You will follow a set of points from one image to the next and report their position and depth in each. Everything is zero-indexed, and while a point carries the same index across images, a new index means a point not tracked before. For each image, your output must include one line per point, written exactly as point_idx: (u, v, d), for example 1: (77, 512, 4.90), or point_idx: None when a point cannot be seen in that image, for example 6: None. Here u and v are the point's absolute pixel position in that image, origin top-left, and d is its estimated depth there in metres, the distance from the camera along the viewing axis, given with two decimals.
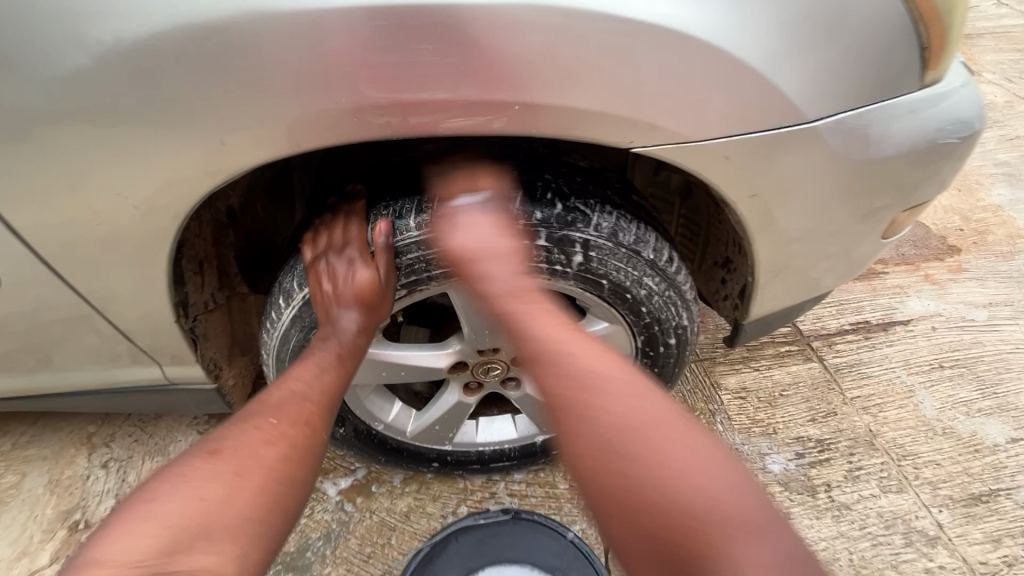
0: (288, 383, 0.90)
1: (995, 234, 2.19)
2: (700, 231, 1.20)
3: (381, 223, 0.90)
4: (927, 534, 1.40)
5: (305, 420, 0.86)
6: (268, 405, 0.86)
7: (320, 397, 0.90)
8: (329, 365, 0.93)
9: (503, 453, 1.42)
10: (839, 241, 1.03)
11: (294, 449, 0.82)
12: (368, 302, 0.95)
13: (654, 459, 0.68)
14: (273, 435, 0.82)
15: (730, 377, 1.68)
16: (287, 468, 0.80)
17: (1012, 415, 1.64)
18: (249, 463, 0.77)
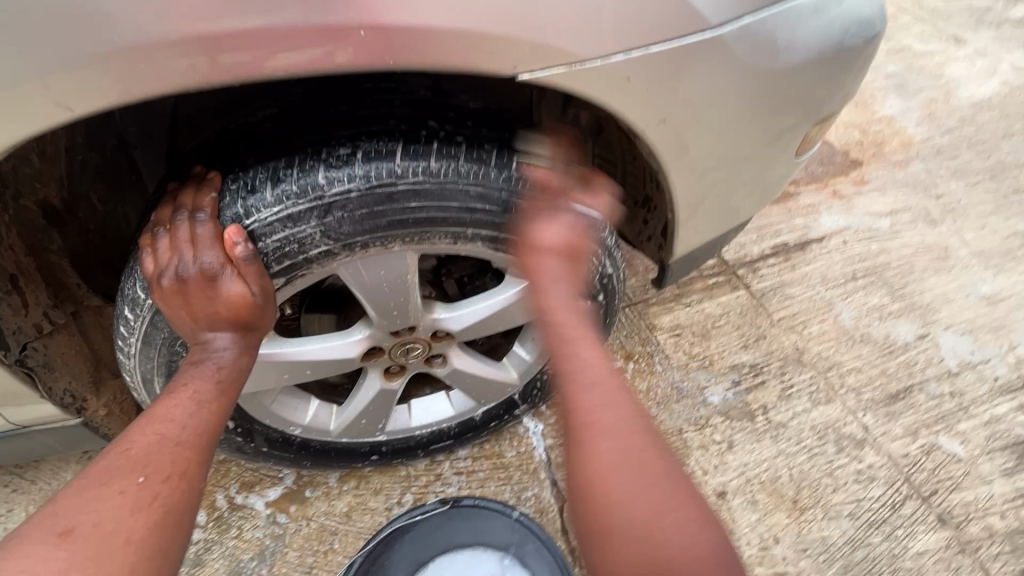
0: (150, 428, 0.72)
1: (891, 144, 2.29)
2: (616, 171, 1.11)
3: (234, 227, 0.73)
4: (855, 438, 1.47)
5: (183, 474, 0.69)
6: (131, 455, 0.68)
7: (203, 438, 0.74)
8: (205, 399, 0.76)
9: (442, 433, 1.33)
10: (753, 167, 0.99)
11: (173, 511, 0.66)
12: (245, 323, 0.79)
13: (643, 489, 0.65)
14: (144, 497, 0.65)
15: (664, 317, 1.67)
16: (162, 536, 0.65)
17: (918, 314, 1.74)
18: (113, 540, 0.61)
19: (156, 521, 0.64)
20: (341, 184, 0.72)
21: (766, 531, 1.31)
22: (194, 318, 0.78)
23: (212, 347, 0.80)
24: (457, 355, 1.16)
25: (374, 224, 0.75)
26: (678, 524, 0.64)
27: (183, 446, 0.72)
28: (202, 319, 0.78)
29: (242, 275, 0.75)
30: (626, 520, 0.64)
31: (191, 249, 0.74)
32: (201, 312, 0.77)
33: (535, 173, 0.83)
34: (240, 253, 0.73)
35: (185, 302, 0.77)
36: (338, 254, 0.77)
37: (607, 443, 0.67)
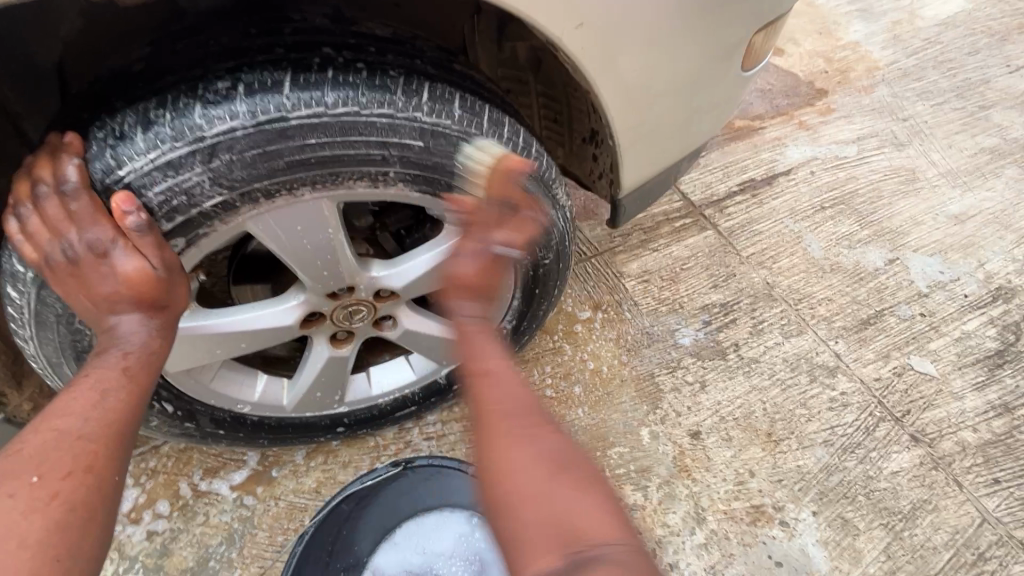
0: (48, 424, 0.64)
1: (856, 70, 2.21)
2: (561, 107, 1.03)
3: (123, 194, 0.64)
4: (828, 366, 1.45)
5: (91, 468, 0.63)
6: (34, 451, 0.62)
7: (116, 426, 0.66)
8: (109, 388, 0.67)
9: (406, 399, 1.28)
10: (693, 85, 0.93)
11: (77, 508, 0.60)
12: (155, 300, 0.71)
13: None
14: (45, 497, 0.59)
15: (631, 264, 1.61)
16: (68, 535, 0.59)
17: (887, 239, 1.71)
18: (5, 544, 0.56)
19: (56, 526, 0.58)
20: (222, 122, 0.65)
21: (741, 466, 1.29)
22: (96, 306, 0.70)
23: (120, 331, 0.71)
24: (406, 315, 1.10)
25: (269, 167, 0.68)
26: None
27: (89, 438, 0.64)
28: (106, 303, 0.70)
29: (136, 249, 0.67)
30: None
31: (74, 229, 0.66)
32: (102, 296, 0.70)
33: (451, 101, 0.76)
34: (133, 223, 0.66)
35: (88, 289, 0.69)
36: (238, 206, 0.70)
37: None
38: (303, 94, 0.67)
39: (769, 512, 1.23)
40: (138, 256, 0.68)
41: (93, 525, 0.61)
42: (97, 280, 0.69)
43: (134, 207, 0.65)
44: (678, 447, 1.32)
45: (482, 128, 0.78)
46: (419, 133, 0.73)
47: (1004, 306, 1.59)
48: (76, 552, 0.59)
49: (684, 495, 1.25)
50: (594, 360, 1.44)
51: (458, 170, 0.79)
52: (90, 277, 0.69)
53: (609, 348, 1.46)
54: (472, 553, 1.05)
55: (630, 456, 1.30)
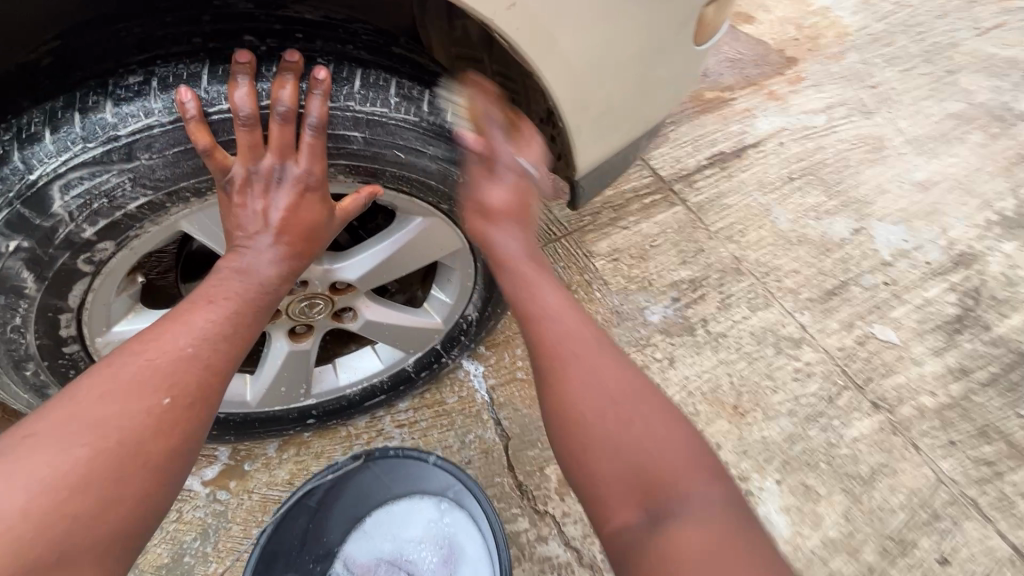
0: (184, 333, 0.67)
1: (826, 37, 2.18)
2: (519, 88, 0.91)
3: (319, 74, 0.67)
4: (793, 338, 1.47)
5: (171, 415, 0.63)
6: (114, 387, 0.62)
7: (203, 371, 0.67)
8: (242, 309, 0.72)
9: (374, 389, 1.26)
10: (642, 61, 0.92)
11: (147, 455, 0.60)
12: (239, 221, 0.72)
13: (620, 440, 0.65)
14: (148, 417, 0.62)
15: (601, 242, 1.60)
16: (169, 453, 0.62)
17: (853, 209, 1.72)
18: (112, 444, 0.59)
19: (170, 437, 0.62)
20: (136, 120, 0.63)
21: (708, 439, 1.32)
22: (288, 229, 0.73)
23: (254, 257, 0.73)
24: (366, 306, 1.09)
25: (193, 164, 0.66)
26: (661, 440, 0.65)
27: (178, 383, 0.65)
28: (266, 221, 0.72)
29: (311, 150, 0.70)
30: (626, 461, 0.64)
31: (278, 156, 0.69)
32: (284, 215, 0.72)
33: (385, 89, 0.74)
34: (208, 135, 0.64)
35: (289, 202, 0.72)
36: (166, 206, 0.68)
37: (594, 394, 0.68)
38: (221, 88, 0.65)
39: (734, 483, 1.26)
40: (215, 172, 0.67)
41: (194, 445, 0.65)
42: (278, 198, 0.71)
43: (319, 90, 0.68)
44: None
45: (421, 114, 0.77)
46: (353, 123, 0.72)
47: (965, 271, 1.61)
48: (175, 466, 0.63)
49: None
50: None
51: (399, 158, 0.78)
52: (279, 196, 0.71)
53: None
54: (442, 538, 1.05)
55: None
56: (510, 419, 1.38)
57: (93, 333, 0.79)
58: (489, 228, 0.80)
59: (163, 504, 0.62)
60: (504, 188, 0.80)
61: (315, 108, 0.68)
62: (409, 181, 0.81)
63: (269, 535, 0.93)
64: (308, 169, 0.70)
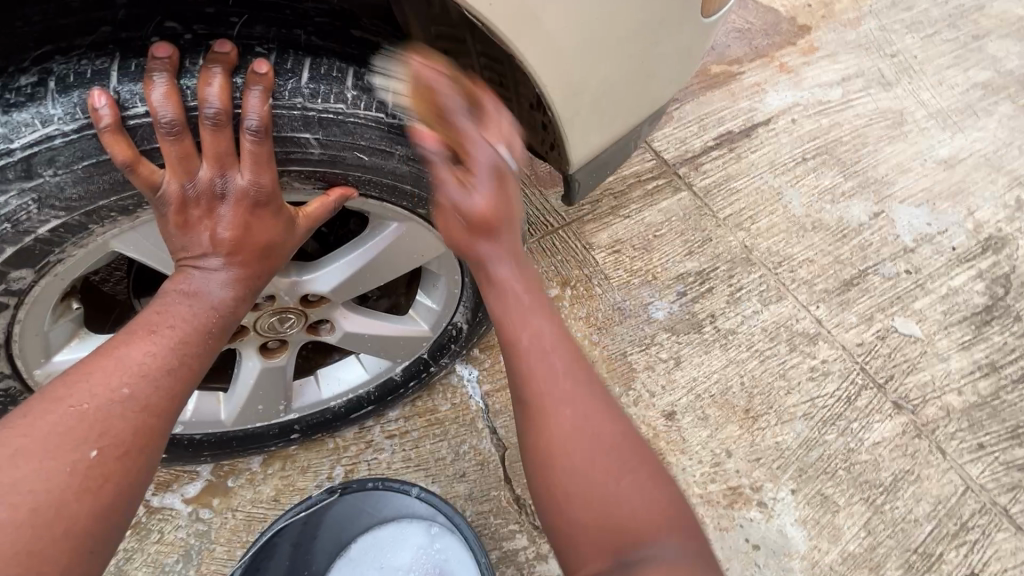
0: (116, 376, 0.57)
1: (842, 2, 2.02)
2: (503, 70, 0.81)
3: (259, 69, 0.58)
4: (808, 334, 1.37)
5: (104, 470, 0.53)
6: (25, 445, 0.50)
7: (143, 415, 0.57)
8: (186, 344, 0.62)
9: (360, 400, 1.18)
10: (642, 36, 0.81)
11: (72, 526, 0.49)
12: (184, 243, 0.62)
13: (592, 472, 0.60)
14: (75, 476, 0.51)
15: (601, 234, 1.49)
16: (96, 520, 0.51)
17: (872, 191, 1.60)
18: (20, 510, 0.47)
19: (96, 501, 0.51)
20: (33, 130, 0.53)
21: (718, 446, 1.24)
22: (242, 250, 0.64)
23: (202, 282, 0.64)
24: (344, 317, 0.99)
25: (111, 178, 0.56)
26: (633, 492, 0.59)
27: (113, 431, 0.55)
28: (215, 241, 0.63)
29: (256, 158, 0.59)
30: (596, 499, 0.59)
31: (216, 166, 0.59)
32: (233, 233, 0.63)
33: (339, 80, 0.63)
34: (127, 148, 0.55)
35: (238, 220, 0.62)
36: (86, 228, 0.59)
37: (573, 425, 0.61)
38: (136, 88, 0.55)
39: (746, 493, 1.18)
40: (143, 190, 0.57)
41: (121, 514, 0.54)
42: (225, 215, 0.62)
43: (259, 86, 0.58)
44: (652, 430, 1.25)
45: (384, 109, 0.66)
46: (303, 122, 0.62)
47: (993, 257, 1.50)
48: (100, 537, 0.51)
49: None
50: None
51: (362, 160, 0.67)
52: (226, 214, 0.62)
53: (579, 328, 1.36)
54: (432, 566, 0.98)
55: None
56: (507, 426, 1.30)
57: (29, 365, 0.70)
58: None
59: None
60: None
61: (254, 109, 0.57)
62: (376, 185, 0.71)
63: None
64: (254, 181, 0.60)
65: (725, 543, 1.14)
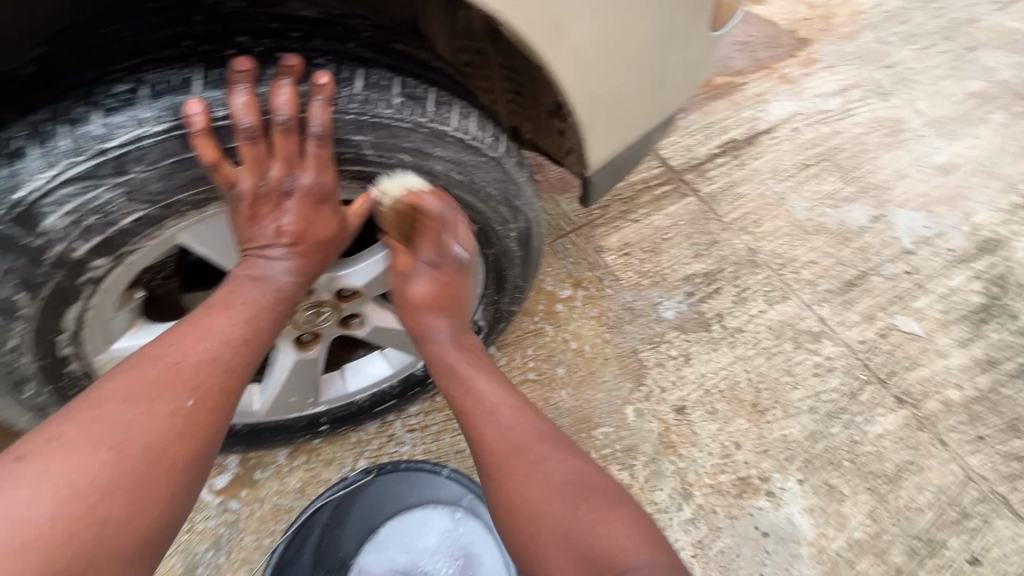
0: (202, 339, 0.68)
1: (839, 16, 2.09)
2: (524, 80, 0.88)
3: (320, 81, 0.64)
4: (812, 332, 1.43)
5: (193, 417, 0.64)
6: (134, 391, 0.63)
7: (223, 375, 0.67)
8: (257, 317, 0.72)
9: (384, 394, 1.24)
10: (656, 48, 0.88)
11: (168, 465, 0.61)
12: (252, 234, 0.71)
13: (576, 527, 0.69)
14: (171, 419, 0.63)
15: (612, 237, 1.55)
16: (189, 455, 0.63)
17: (872, 196, 1.67)
18: (132, 443, 0.60)
19: (187, 440, 0.63)
20: (126, 131, 0.59)
21: (727, 438, 1.28)
22: (302, 240, 0.73)
23: (266, 269, 0.72)
24: (374, 312, 1.05)
25: (188, 175, 0.63)
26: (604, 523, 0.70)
27: (199, 387, 0.65)
28: (279, 233, 0.71)
29: (319, 159, 0.68)
30: (563, 544, 0.69)
31: (284, 166, 0.67)
32: (297, 224, 0.72)
33: (387, 87, 0.70)
34: (213, 149, 0.61)
35: (300, 213, 0.71)
36: (164, 220, 0.65)
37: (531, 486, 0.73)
38: (214, 94, 0.61)
39: (755, 483, 1.23)
40: (222, 187, 0.64)
41: (207, 453, 0.65)
42: (289, 209, 0.70)
43: (321, 95, 0.64)
44: (663, 423, 1.30)
45: (426, 115, 0.72)
46: (355, 126, 0.68)
47: (990, 258, 1.56)
48: (193, 469, 0.64)
49: (671, 472, 1.24)
50: (576, 340, 1.40)
51: (406, 161, 0.74)
52: (290, 208, 0.70)
53: (592, 327, 1.42)
54: (457, 549, 1.03)
55: (615, 436, 1.29)
56: None
57: (94, 350, 0.76)
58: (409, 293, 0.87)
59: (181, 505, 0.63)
60: (426, 279, 0.86)
61: (318, 116, 0.65)
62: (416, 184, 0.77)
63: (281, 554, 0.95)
64: (316, 179, 0.68)
65: (736, 530, 1.18)
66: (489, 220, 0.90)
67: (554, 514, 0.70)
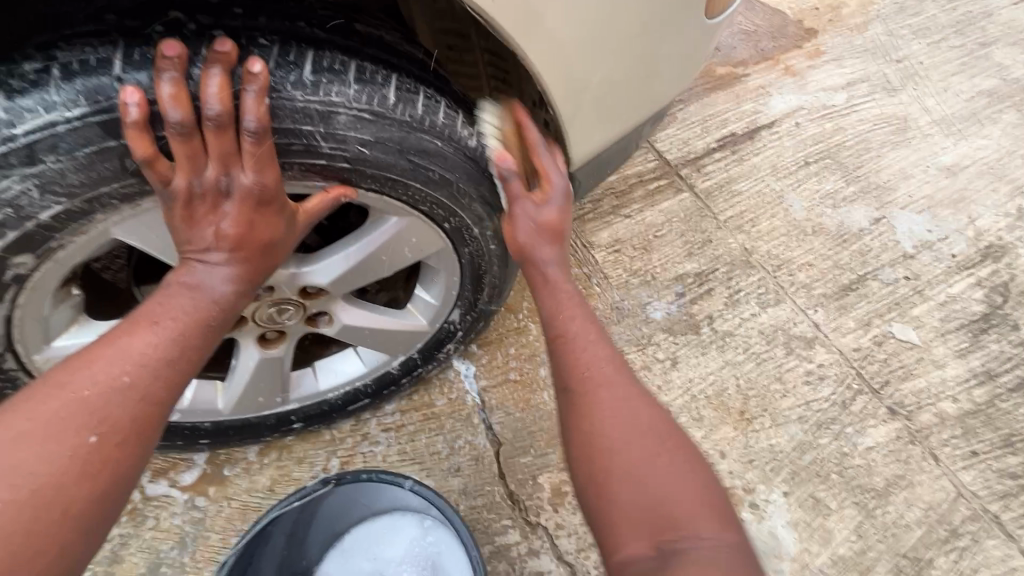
0: (116, 363, 0.59)
1: (849, 6, 2.00)
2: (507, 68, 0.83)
3: (251, 68, 0.56)
4: (806, 338, 1.38)
5: (99, 456, 0.56)
6: (31, 426, 0.54)
7: (143, 400, 0.60)
8: (184, 336, 0.63)
9: (356, 393, 1.19)
10: (643, 38, 0.81)
11: (70, 510, 0.54)
12: (188, 237, 0.63)
13: (650, 479, 0.66)
14: (74, 459, 0.55)
15: (601, 233, 1.49)
16: (93, 499, 0.55)
17: (873, 196, 1.60)
18: (20, 489, 0.52)
19: (90, 484, 0.55)
20: (36, 116, 0.53)
21: (712, 447, 1.24)
22: (244, 245, 0.65)
23: (203, 277, 0.64)
24: (343, 310, 1.00)
25: (111, 167, 0.57)
26: (673, 480, 0.66)
27: (110, 419, 0.58)
28: (218, 238, 0.63)
29: (259, 158, 0.60)
30: (636, 490, 0.65)
31: (225, 164, 0.60)
32: (237, 230, 0.63)
33: (344, 72, 0.63)
34: (145, 143, 0.55)
35: (243, 217, 0.63)
36: (88, 214, 0.59)
37: (614, 423, 0.70)
38: (138, 77, 0.55)
39: (740, 494, 1.19)
40: (155, 184, 0.58)
41: (116, 496, 0.57)
42: (229, 211, 0.62)
43: (254, 86, 0.57)
44: None
45: (384, 103, 0.66)
46: (304, 115, 0.62)
47: (993, 265, 1.51)
48: (96, 514, 0.56)
49: None
50: None
51: (364, 155, 0.68)
52: (230, 210, 0.62)
53: None
54: (425, 558, 0.99)
55: None
56: (502, 423, 1.31)
57: (29, 350, 0.70)
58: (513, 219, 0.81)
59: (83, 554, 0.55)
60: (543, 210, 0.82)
61: (252, 109, 0.57)
62: (379, 179, 0.71)
63: (236, 566, 0.89)
64: (256, 179, 0.61)
65: None
66: (462, 218, 0.85)
67: (635, 460, 0.67)
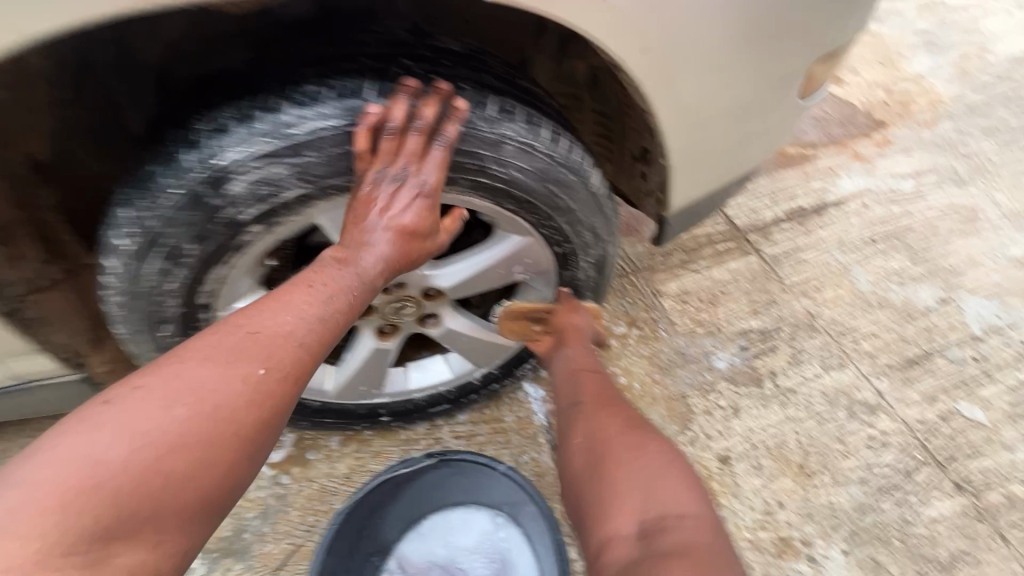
0: (279, 316, 0.75)
1: (918, 103, 2.13)
2: (614, 126, 1.05)
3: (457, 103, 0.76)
4: (869, 404, 1.41)
5: (259, 386, 0.69)
6: (215, 356, 0.70)
7: (299, 343, 0.74)
8: (331, 301, 0.78)
9: (440, 396, 1.31)
10: (749, 110, 0.95)
11: (234, 425, 0.66)
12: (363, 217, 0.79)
13: (643, 472, 0.89)
14: (241, 385, 0.68)
15: (670, 283, 1.60)
16: (252, 421, 0.68)
17: (941, 278, 1.66)
18: (203, 402, 0.65)
19: (252, 406, 0.68)
20: (309, 123, 0.72)
21: (770, 495, 1.28)
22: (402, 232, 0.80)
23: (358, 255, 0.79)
24: (449, 315, 1.14)
25: (345, 165, 0.76)
26: (658, 474, 0.88)
27: (272, 356, 0.72)
28: (386, 227, 0.79)
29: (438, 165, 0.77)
30: (640, 485, 0.87)
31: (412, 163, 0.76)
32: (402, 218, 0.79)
33: (518, 113, 0.81)
34: (365, 141, 0.74)
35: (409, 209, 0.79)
36: (315, 199, 0.78)
37: (617, 430, 0.97)
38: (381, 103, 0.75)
39: (797, 545, 1.23)
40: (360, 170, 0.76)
41: (266, 424, 0.69)
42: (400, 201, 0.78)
43: (455, 115, 0.76)
44: (705, 470, 1.31)
45: (544, 141, 0.83)
46: (484, 143, 0.80)
47: None
48: (252, 437, 0.68)
49: None
50: (626, 375, 1.44)
51: (518, 178, 0.84)
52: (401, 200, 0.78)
53: (642, 365, 1.46)
54: (495, 552, 1.07)
55: None
56: None
57: (224, 305, 0.88)
58: (564, 317, 1.11)
59: (236, 472, 0.66)
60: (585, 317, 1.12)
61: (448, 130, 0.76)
62: (522, 200, 0.88)
63: (326, 545, 0.97)
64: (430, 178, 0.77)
65: None
66: (574, 244, 1.00)
67: (629, 450, 0.93)
